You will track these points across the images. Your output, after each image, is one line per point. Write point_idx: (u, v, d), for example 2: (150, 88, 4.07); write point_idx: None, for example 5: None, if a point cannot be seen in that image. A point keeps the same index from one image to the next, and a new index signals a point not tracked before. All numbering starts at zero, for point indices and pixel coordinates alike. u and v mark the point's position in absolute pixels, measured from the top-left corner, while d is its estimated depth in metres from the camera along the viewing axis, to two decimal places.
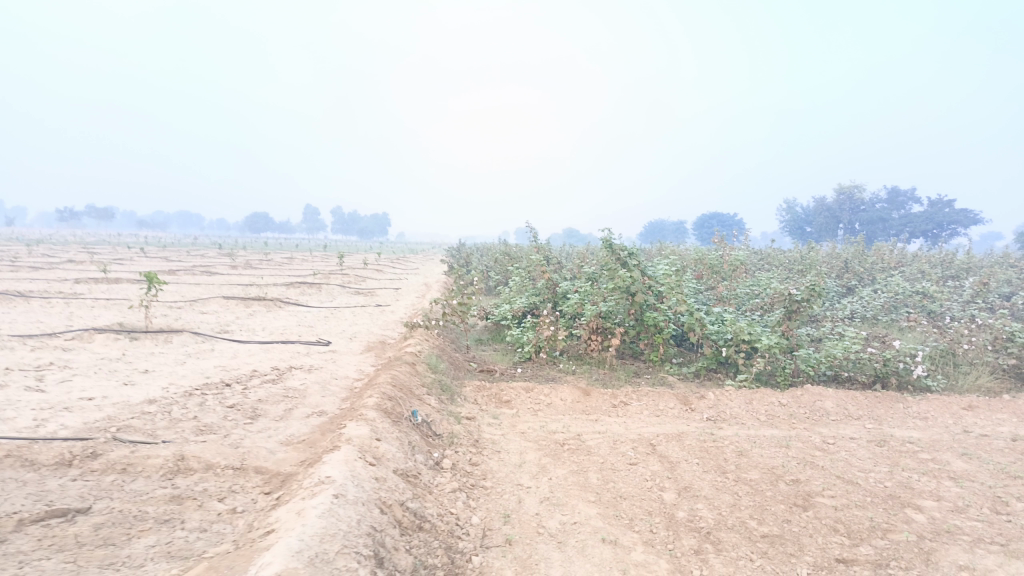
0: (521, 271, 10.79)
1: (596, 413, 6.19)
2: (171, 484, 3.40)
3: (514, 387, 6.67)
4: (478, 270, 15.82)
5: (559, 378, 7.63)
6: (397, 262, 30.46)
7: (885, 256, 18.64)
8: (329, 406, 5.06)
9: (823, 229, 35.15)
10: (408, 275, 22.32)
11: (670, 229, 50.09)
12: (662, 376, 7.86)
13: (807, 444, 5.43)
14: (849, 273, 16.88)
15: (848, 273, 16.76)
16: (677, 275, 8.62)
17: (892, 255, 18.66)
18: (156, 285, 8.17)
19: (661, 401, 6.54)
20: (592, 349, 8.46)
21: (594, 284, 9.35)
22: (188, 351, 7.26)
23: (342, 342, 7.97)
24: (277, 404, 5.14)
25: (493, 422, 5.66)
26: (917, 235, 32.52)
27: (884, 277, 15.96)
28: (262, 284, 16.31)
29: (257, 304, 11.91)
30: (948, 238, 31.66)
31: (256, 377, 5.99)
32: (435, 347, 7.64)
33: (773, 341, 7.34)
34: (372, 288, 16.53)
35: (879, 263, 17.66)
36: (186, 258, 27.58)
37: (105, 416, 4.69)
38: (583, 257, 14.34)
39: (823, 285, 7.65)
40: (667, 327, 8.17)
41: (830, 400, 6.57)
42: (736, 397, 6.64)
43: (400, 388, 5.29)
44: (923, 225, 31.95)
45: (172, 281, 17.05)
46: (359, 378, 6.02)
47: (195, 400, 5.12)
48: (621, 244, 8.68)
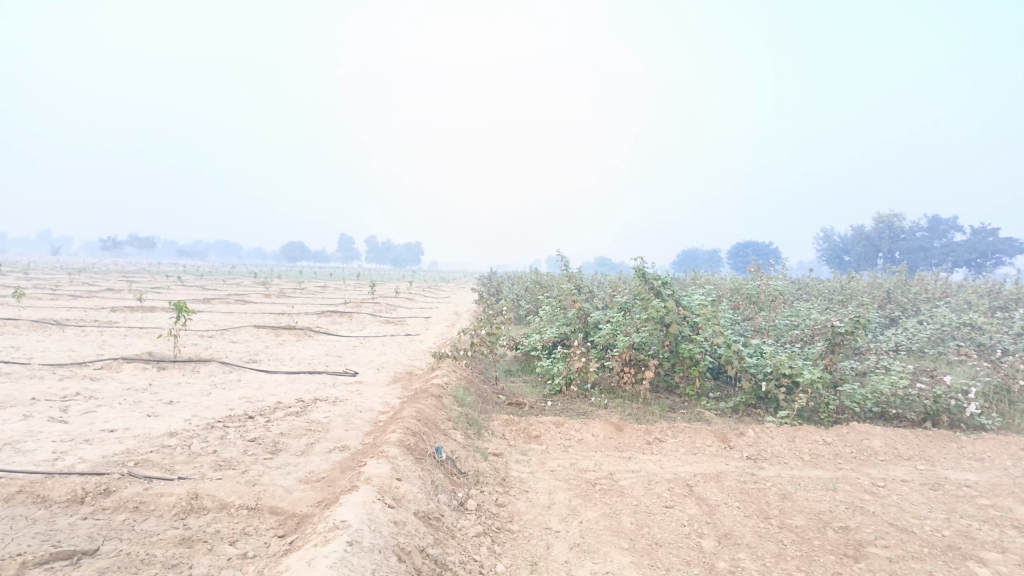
0: (552, 301, 10.61)
1: (629, 450, 5.94)
2: (183, 525, 3.26)
3: (544, 422, 6.46)
4: (508, 299, 15.68)
5: (590, 412, 7.39)
6: (429, 291, 30.55)
7: (929, 286, 18.07)
8: (352, 440, 4.91)
9: (861, 258, 34.40)
10: (439, 303, 22.30)
11: (704, 257, 49.52)
12: (698, 411, 7.59)
13: (855, 487, 5.11)
14: (892, 303, 16.36)
15: (890, 303, 16.25)
16: (713, 305, 8.36)
17: (935, 285, 18.07)
18: (185, 314, 8.16)
19: (698, 438, 6.26)
20: (625, 382, 8.22)
21: (627, 314, 9.14)
22: (214, 381, 7.19)
23: (370, 373, 7.84)
24: (299, 438, 5.01)
25: (521, 459, 5.45)
26: (960, 264, 31.62)
27: (929, 308, 15.43)
28: (294, 312, 16.37)
29: (287, 333, 11.89)
30: (993, 268, 30.73)
31: (280, 409, 5.88)
32: (463, 378, 7.48)
33: (816, 375, 7.03)
34: (402, 317, 16.46)
35: (923, 293, 17.10)
36: (221, 287, 27.93)
37: (124, 449, 4.60)
38: (615, 286, 14.12)
39: (868, 317, 7.32)
40: (703, 359, 7.90)
41: (878, 438, 6.22)
42: (777, 435, 6.33)
43: (425, 423, 5.12)
44: (967, 255, 31.08)
45: (206, 308, 17.23)
46: (384, 411, 5.87)
47: (217, 433, 5.00)
48: (655, 273, 8.46)
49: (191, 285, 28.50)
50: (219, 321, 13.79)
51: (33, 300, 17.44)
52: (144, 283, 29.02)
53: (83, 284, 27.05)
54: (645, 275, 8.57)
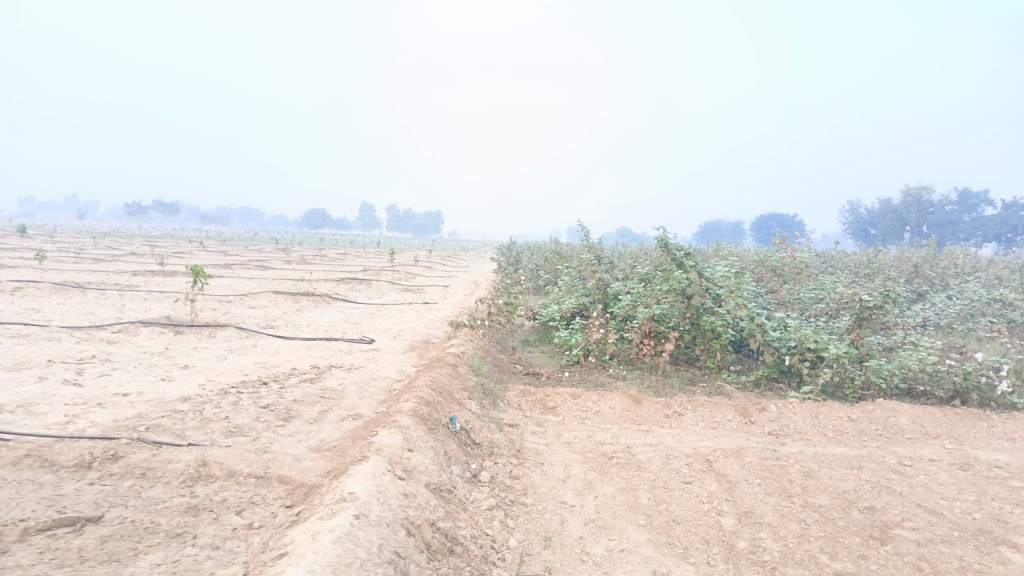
0: (571, 270, 10.46)
1: (647, 423, 5.83)
2: (190, 493, 3.19)
3: (561, 393, 6.35)
4: (528, 269, 15.54)
5: (609, 383, 7.27)
6: (448, 259, 30.49)
7: (958, 260, 17.63)
8: (365, 409, 4.84)
9: (888, 232, 33.72)
10: (458, 272, 22.23)
11: (727, 229, 48.94)
12: (719, 385, 7.44)
13: (881, 466, 4.95)
14: (920, 278, 15.99)
15: (918, 278, 15.88)
16: (737, 277, 8.16)
17: (965, 260, 17.62)
18: (202, 279, 8.12)
19: (718, 412, 6.12)
20: (644, 353, 8.08)
21: (648, 285, 8.96)
22: (231, 346, 7.16)
23: (386, 340, 7.77)
24: (312, 405, 4.94)
25: (537, 430, 5.35)
26: (990, 239, 30.90)
27: (958, 283, 15.04)
28: (313, 279, 16.35)
29: (305, 299, 11.86)
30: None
31: (294, 376, 5.82)
32: (479, 348, 7.38)
33: (842, 350, 6.83)
34: (421, 285, 16.40)
35: (952, 268, 16.69)
36: (242, 253, 28.08)
37: (136, 414, 4.56)
38: (636, 257, 13.92)
39: (898, 291, 7.08)
40: (725, 332, 7.72)
41: (905, 416, 6.04)
42: (800, 411, 6.17)
43: (440, 392, 5.03)
44: (997, 229, 30.34)
45: (226, 274, 17.30)
46: (399, 380, 5.79)
47: (230, 399, 4.95)
48: (678, 244, 8.26)
49: (212, 251, 28.64)
50: (238, 287, 13.83)
51: (57, 263, 17.61)
52: (167, 248, 29.22)
53: (108, 249, 27.27)
54: (667, 245, 8.36)
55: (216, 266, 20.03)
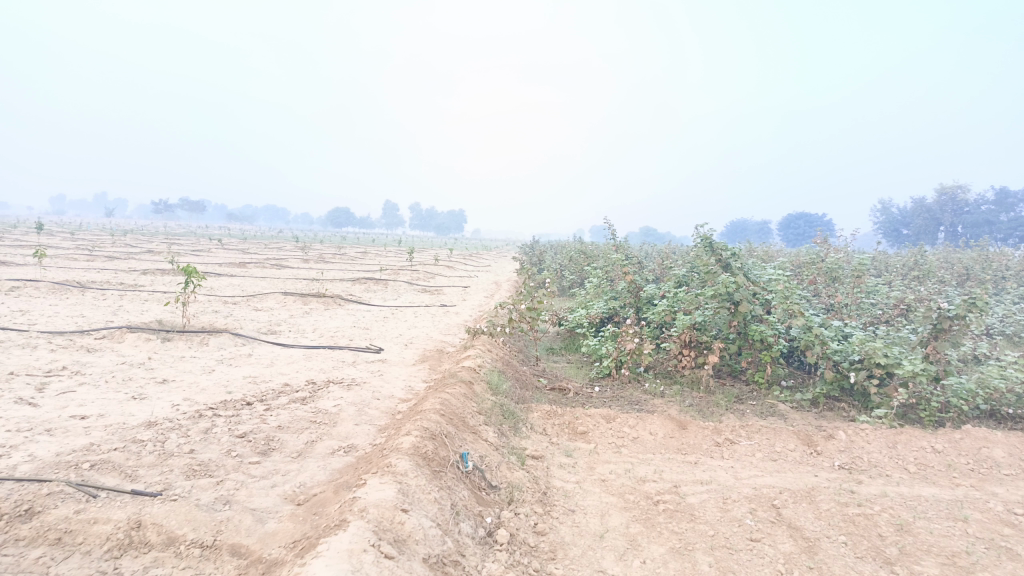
0: (599, 271, 9.61)
1: (694, 454, 5.00)
2: (112, 571, 2.40)
3: (592, 414, 5.51)
4: (552, 269, 14.72)
5: (646, 401, 6.42)
6: (467, 258, 29.78)
7: (1009, 261, 16.41)
8: (361, 439, 4.04)
9: (923, 231, 32.38)
10: (477, 272, 21.45)
11: (753, 228, 47.65)
12: (771, 404, 6.56)
13: (989, 514, 4.05)
14: (969, 280, 14.82)
15: (966, 280, 14.78)
16: (789, 280, 7.26)
17: (1015, 261, 16.41)
18: (195, 281, 7.39)
19: (777, 440, 5.25)
20: (683, 366, 7.21)
21: (686, 287, 8.09)
22: (222, 356, 6.41)
23: (395, 350, 6.97)
24: (298, 433, 4.16)
25: (567, 464, 4.54)
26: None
27: (1011, 286, 13.91)
28: (327, 278, 15.64)
29: (315, 301, 11.13)
30: None
31: (284, 394, 5.04)
32: (499, 359, 6.57)
33: (919, 368, 5.90)
34: (440, 286, 15.62)
35: (1002, 269, 15.49)
36: (260, 250, 27.65)
37: (86, 445, 3.80)
38: (668, 256, 13.00)
39: (985, 299, 6.09)
40: (777, 343, 6.84)
41: (1000, 446, 5.11)
42: (874, 439, 5.28)
43: (450, 418, 4.23)
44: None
45: (238, 272, 16.64)
46: (405, 400, 4.99)
47: (202, 426, 4.19)
48: (723, 243, 7.36)
49: (230, 250, 28.02)
50: (247, 287, 13.11)
51: (68, 261, 17.06)
52: (185, 246, 28.61)
53: (124, 246, 26.89)
54: (711, 244, 7.48)
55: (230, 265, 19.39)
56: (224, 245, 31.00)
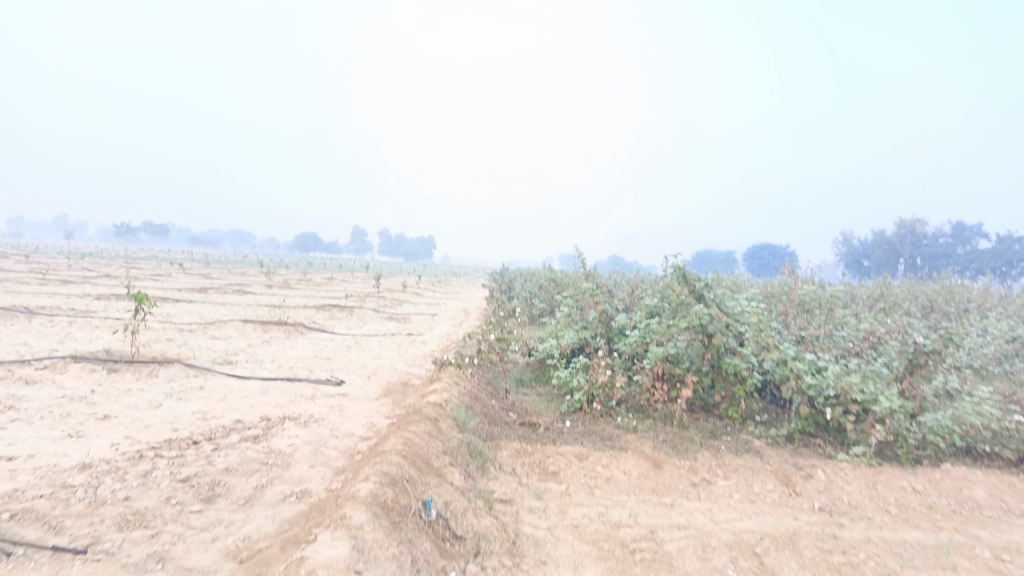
0: (570, 300, 9.43)
1: (670, 496, 4.78)
2: None
3: (564, 452, 5.26)
4: (521, 297, 14.52)
5: (618, 437, 6.20)
6: (435, 285, 29.50)
7: (968, 294, 16.66)
8: (315, 484, 3.74)
9: (883, 263, 32.94)
10: (445, 299, 21.20)
11: (719, 258, 48.18)
12: (746, 441, 6.39)
13: (977, 562, 3.88)
14: (931, 312, 14.99)
15: (928, 312, 14.94)
16: (763, 312, 7.13)
17: (975, 294, 16.67)
18: (145, 308, 7.01)
19: (754, 479, 5.06)
20: (655, 400, 7.02)
21: (658, 318, 7.94)
22: (172, 389, 6.04)
23: (357, 382, 6.66)
24: (248, 477, 3.84)
25: (537, 508, 4.28)
26: (985, 273, 30.08)
27: (972, 319, 14.08)
28: (290, 305, 15.22)
29: (276, 329, 10.74)
30: (1019, 277, 29.28)
31: (235, 431, 4.71)
32: (466, 393, 6.31)
33: (896, 405, 5.77)
34: (406, 314, 15.30)
35: (962, 302, 15.70)
36: (222, 275, 27.04)
37: (8, 491, 3.44)
38: (637, 285, 12.89)
39: (961, 334, 6.01)
40: (751, 377, 6.68)
41: (980, 486, 4.97)
42: (853, 478, 5.11)
43: (413, 460, 3.95)
44: (991, 263, 29.52)
45: (197, 298, 16.14)
46: (366, 439, 4.70)
47: (141, 469, 3.85)
48: (696, 273, 7.21)
49: (192, 274, 27.33)
50: (205, 314, 12.65)
51: (17, 285, 16.38)
52: (144, 270, 27.82)
53: (81, 270, 26.10)
54: (684, 275, 7.34)
55: (190, 290, 18.85)
56: (185, 269, 30.25)
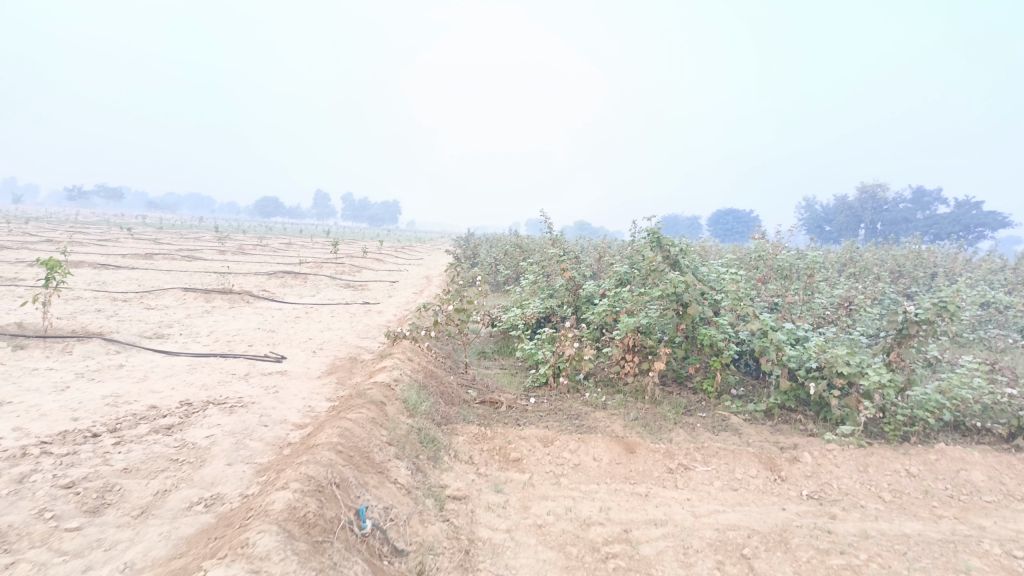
0: (535, 266, 8.86)
1: (644, 485, 4.28)
2: None
3: (527, 436, 4.73)
4: (485, 263, 13.95)
5: (587, 415, 5.69)
6: (398, 250, 28.75)
7: (934, 257, 16.48)
8: (231, 489, 3.14)
9: (845, 228, 32.91)
10: (406, 265, 20.52)
11: (684, 223, 48.01)
12: (723, 417, 5.93)
13: (989, 560, 3.46)
14: (898, 279, 14.75)
15: (894, 278, 14.69)
16: (741, 278, 6.63)
17: (939, 258, 16.50)
18: (60, 276, 6.25)
19: (736, 463, 4.58)
20: (626, 373, 6.51)
21: (629, 285, 7.40)
22: (85, 368, 5.33)
23: (299, 358, 6.03)
24: (148, 480, 3.21)
25: (496, 504, 3.74)
26: (942, 237, 30.06)
27: (939, 286, 13.86)
28: (241, 272, 14.41)
29: (220, 298, 9.98)
30: (976, 242, 29.46)
31: (147, 421, 4.06)
32: (420, 370, 5.73)
33: (885, 379, 5.32)
34: (365, 281, 14.56)
35: (928, 266, 15.50)
36: (173, 241, 25.87)
37: None
38: (605, 251, 12.36)
39: (955, 303, 5.56)
40: (728, 348, 6.21)
41: (979, 468, 4.55)
42: (843, 461, 4.67)
43: (349, 457, 3.36)
44: (949, 228, 29.59)
45: (140, 265, 15.19)
46: (300, 427, 4.10)
47: (18, 471, 3.19)
48: (671, 237, 6.69)
49: (143, 239, 26.07)
50: (146, 281, 11.81)
51: None
52: (90, 235, 26.50)
53: (21, 234, 24.68)
54: (657, 239, 6.80)
55: (135, 256, 17.84)
56: (136, 234, 28.88)
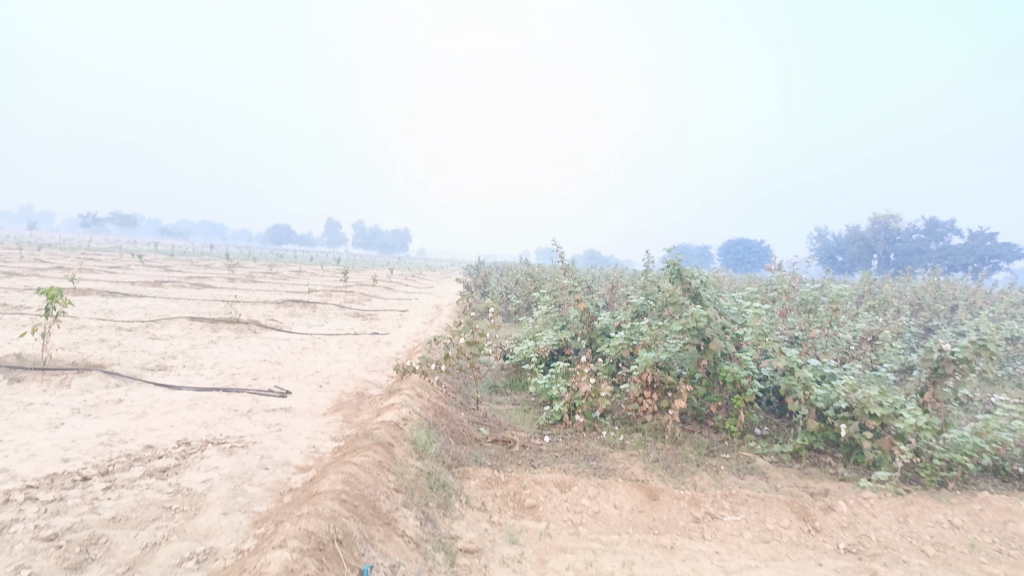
0: (548, 297, 8.63)
1: (669, 536, 4.00)
2: None
3: (543, 480, 4.47)
4: (496, 293, 13.75)
5: (604, 456, 5.43)
6: (407, 278, 28.64)
7: (951, 288, 16.15)
8: (227, 543, 2.90)
9: (857, 259, 32.59)
10: (415, 294, 20.36)
11: (694, 253, 47.78)
12: (748, 460, 5.63)
13: None
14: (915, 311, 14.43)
15: (912, 310, 14.37)
16: (764, 312, 6.37)
17: (956, 290, 16.17)
18: (61, 306, 6.09)
19: (767, 513, 4.30)
20: (645, 411, 6.23)
21: (646, 318, 7.15)
22: (82, 403, 5.12)
23: (305, 394, 5.81)
24: (138, 532, 2.97)
25: (511, 558, 3.48)
26: (957, 268, 29.67)
27: (958, 319, 13.52)
28: (249, 300, 14.25)
29: (227, 328, 9.80)
30: (991, 273, 29.04)
31: (141, 462, 3.82)
32: (430, 407, 5.49)
33: (922, 421, 5.03)
34: (373, 310, 14.37)
35: (946, 298, 15.17)
36: (182, 268, 25.86)
37: None
38: (618, 281, 12.14)
39: (994, 340, 5.27)
40: (752, 386, 5.93)
41: None
42: (880, 510, 4.37)
43: (354, 507, 3.12)
44: (964, 259, 29.23)
45: (148, 293, 15.06)
46: (303, 471, 3.86)
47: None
48: (692, 269, 6.45)
49: (153, 266, 26.06)
50: (153, 310, 11.65)
51: None
52: (101, 262, 26.59)
53: (34, 261, 24.77)
54: (677, 271, 6.56)
55: (143, 283, 17.74)
56: (147, 262, 28.89)
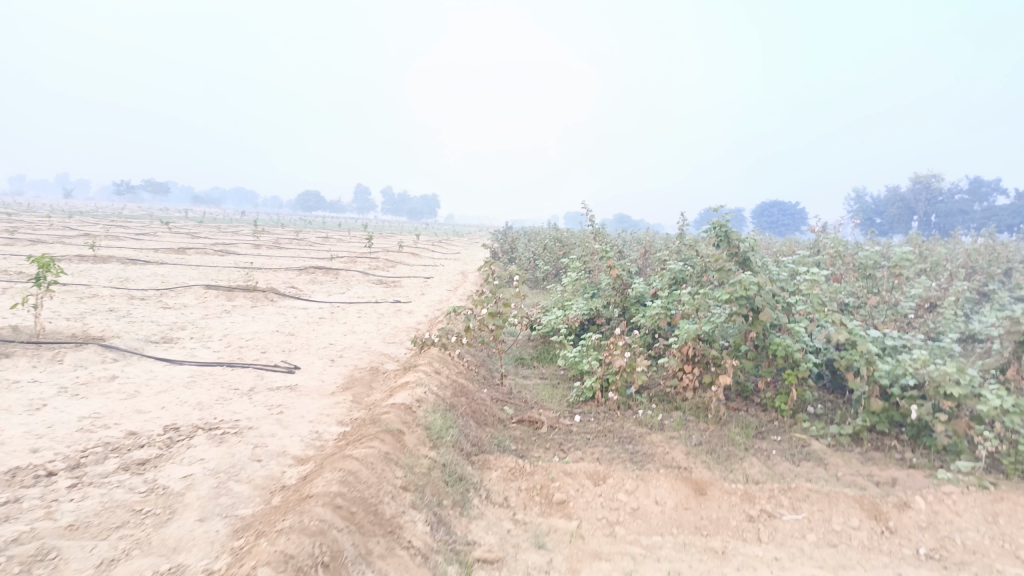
0: (578, 262, 8.03)
1: (720, 539, 3.46)
2: None
3: (574, 471, 3.95)
4: (523, 260, 13.20)
5: (641, 439, 4.88)
6: (432, 244, 28.19)
7: (1001, 249, 15.14)
8: (199, 561, 2.43)
9: (897, 221, 31.29)
10: (440, 260, 19.87)
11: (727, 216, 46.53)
12: (803, 444, 5.04)
13: None
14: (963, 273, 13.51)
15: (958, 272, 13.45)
16: (820, 279, 5.70)
17: (1007, 249, 15.14)
18: (53, 276, 5.71)
19: (833, 511, 3.74)
20: (685, 387, 5.65)
21: (686, 286, 6.53)
22: (71, 381, 4.71)
23: (314, 369, 5.35)
24: (97, 544, 2.51)
25: (537, 567, 2.98)
26: (1002, 230, 28.26)
27: (1010, 284, 12.62)
28: (270, 267, 13.89)
29: (242, 296, 9.40)
30: None
31: (119, 453, 3.37)
32: (447, 384, 5.00)
33: (1008, 403, 4.37)
34: (397, 277, 13.88)
35: (997, 259, 14.19)
36: (207, 235, 25.67)
37: None
38: (651, 245, 11.46)
39: None
40: (806, 361, 5.32)
41: None
42: (965, 508, 3.76)
43: (349, 515, 2.63)
44: (1009, 220, 27.80)
45: (167, 259, 14.79)
46: (300, 464, 3.39)
47: None
48: (739, 231, 5.80)
49: (180, 234, 25.87)
50: (171, 277, 11.31)
51: None
52: (127, 228, 26.60)
53: (61, 228, 24.80)
54: (723, 235, 5.91)
55: (166, 250, 17.51)
56: (173, 228, 28.84)
